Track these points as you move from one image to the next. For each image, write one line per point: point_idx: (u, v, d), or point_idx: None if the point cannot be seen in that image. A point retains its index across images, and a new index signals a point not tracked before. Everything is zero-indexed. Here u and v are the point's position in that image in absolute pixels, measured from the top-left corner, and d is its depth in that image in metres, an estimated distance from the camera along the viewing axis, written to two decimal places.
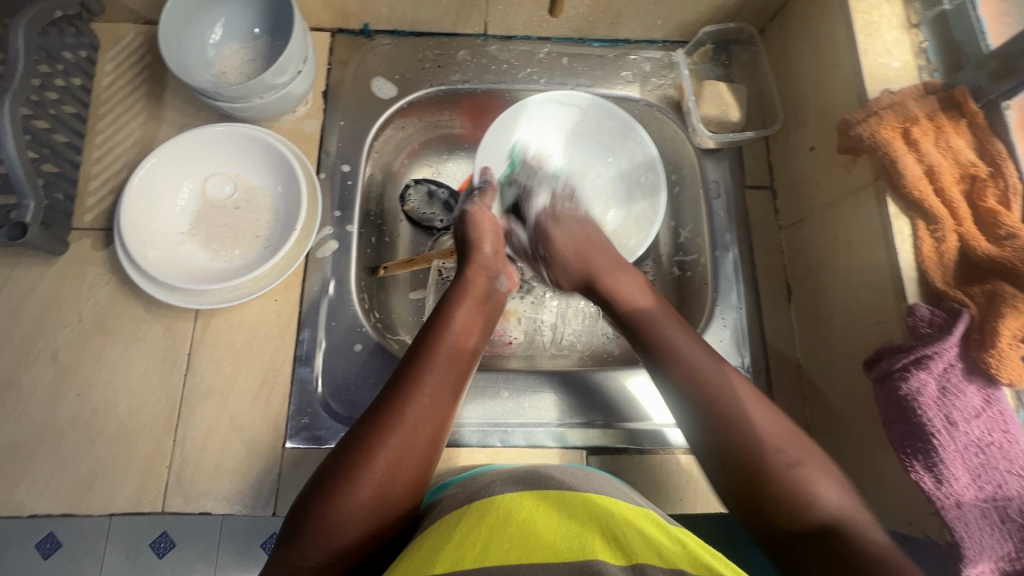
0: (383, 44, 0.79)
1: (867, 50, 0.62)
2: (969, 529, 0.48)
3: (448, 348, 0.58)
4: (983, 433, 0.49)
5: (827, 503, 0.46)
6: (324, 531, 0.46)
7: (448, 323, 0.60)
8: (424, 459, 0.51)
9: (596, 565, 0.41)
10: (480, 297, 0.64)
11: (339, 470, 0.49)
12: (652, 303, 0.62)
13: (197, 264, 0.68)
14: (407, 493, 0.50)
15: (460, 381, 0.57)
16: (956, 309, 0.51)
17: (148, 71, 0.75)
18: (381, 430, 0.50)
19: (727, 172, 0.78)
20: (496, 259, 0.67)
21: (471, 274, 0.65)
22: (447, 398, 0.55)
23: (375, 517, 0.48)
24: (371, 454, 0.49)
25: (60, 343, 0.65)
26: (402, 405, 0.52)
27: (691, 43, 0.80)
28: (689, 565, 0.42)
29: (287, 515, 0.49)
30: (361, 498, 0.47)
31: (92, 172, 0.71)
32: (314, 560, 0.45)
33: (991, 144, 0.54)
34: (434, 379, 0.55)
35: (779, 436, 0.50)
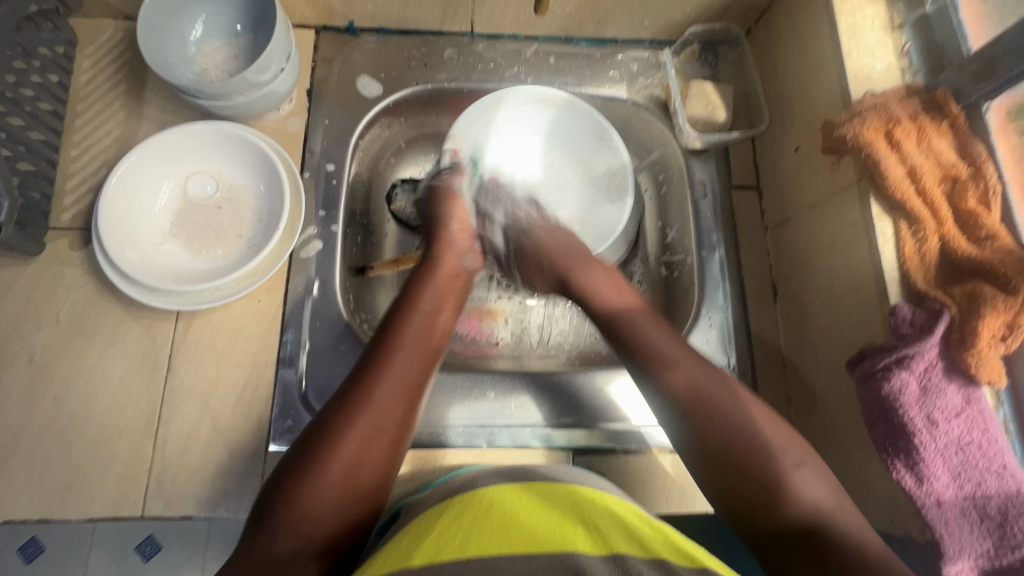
0: (368, 42, 0.78)
1: (850, 52, 0.62)
2: (949, 527, 0.49)
3: (418, 328, 0.57)
4: (962, 432, 0.50)
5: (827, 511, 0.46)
6: (292, 519, 0.45)
7: (418, 302, 0.60)
8: (394, 443, 0.51)
9: (576, 561, 0.42)
10: (447, 276, 0.63)
11: (308, 455, 0.48)
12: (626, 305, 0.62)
13: (177, 264, 0.67)
14: (379, 474, 0.49)
15: (429, 363, 0.57)
16: (937, 309, 0.51)
17: (127, 67, 0.74)
18: (349, 409, 0.50)
19: (714, 173, 0.78)
20: (466, 236, 0.67)
21: (443, 253, 0.65)
22: (418, 375, 0.55)
23: (345, 500, 0.47)
24: (341, 435, 0.49)
25: (37, 345, 0.64)
26: (371, 385, 0.52)
27: (677, 43, 0.80)
28: (670, 552, 0.43)
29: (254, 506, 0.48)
30: (330, 484, 0.47)
31: (70, 170, 0.69)
32: (281, 549, 0.44)
33: (971, 146, 0.55)
34: (403, 361, 0.54)
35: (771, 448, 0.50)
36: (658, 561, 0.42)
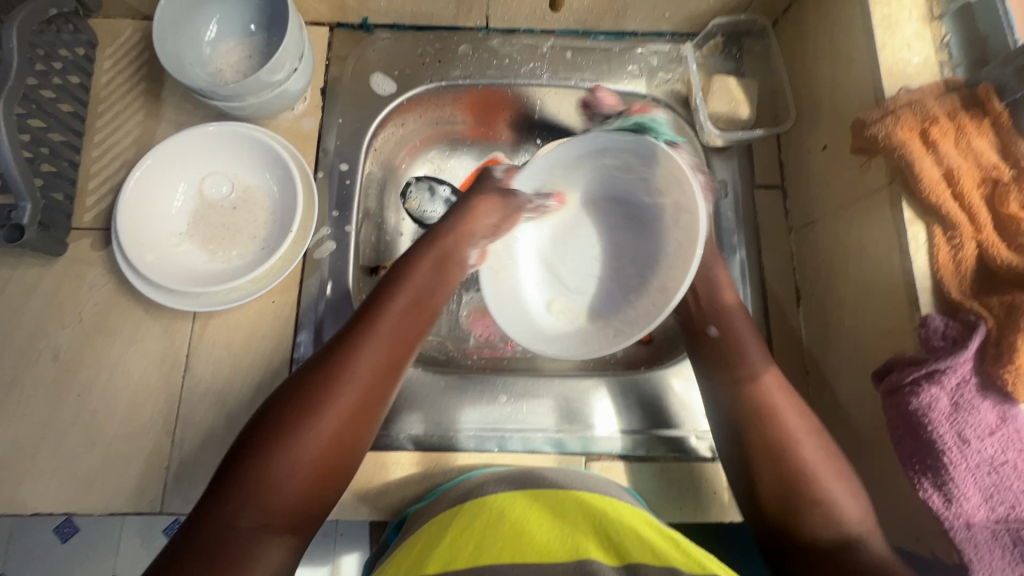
0: (382, 38, 0.77)
1: (885, 45, 0.58)
2: (979, 551, 0.46)
3: (401, 308, 0.57)
4: (996, 452, 0.47)
5: (849, 521, 0.50)
6: (259, 491, 0.46)
7: (406, 280, 0.58)
8: (367, 418, 0.52)
9: (590, 566, 0.42)
10: (444, 257, 0.61)
11: (279, 425, 0.48)
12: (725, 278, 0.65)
13: (195, 265, 0.67)
14: (349, 448, 0.51)
15: (412, 338, 0.57)
16: (972, 321, 0.48)
17: (146, 67, 0.74)
18: (325, 386, 0.50)
19: (736, 171, 0.75)
20: (489, 228, 0.64)
21: (451, 232, 0.62)
22: (397, 357, 0.55)
23: (311, 480, 0.48)
24: (317, 414, 0.49)
25: (61, 343, 0.66)
26: (347, 363, 0.52)
27: (700, 35, 0.77)
28: (682, 560, 0.42)
29: (216, 474, 0.48)
30: (300, 457, 0.48)
31: (91, 171, 0.70)
32: (247, 519, 0.45)
33: (1015, 145, 0.51)
34: (383, 339, 0.54)
35: (789, 426, 0.55)
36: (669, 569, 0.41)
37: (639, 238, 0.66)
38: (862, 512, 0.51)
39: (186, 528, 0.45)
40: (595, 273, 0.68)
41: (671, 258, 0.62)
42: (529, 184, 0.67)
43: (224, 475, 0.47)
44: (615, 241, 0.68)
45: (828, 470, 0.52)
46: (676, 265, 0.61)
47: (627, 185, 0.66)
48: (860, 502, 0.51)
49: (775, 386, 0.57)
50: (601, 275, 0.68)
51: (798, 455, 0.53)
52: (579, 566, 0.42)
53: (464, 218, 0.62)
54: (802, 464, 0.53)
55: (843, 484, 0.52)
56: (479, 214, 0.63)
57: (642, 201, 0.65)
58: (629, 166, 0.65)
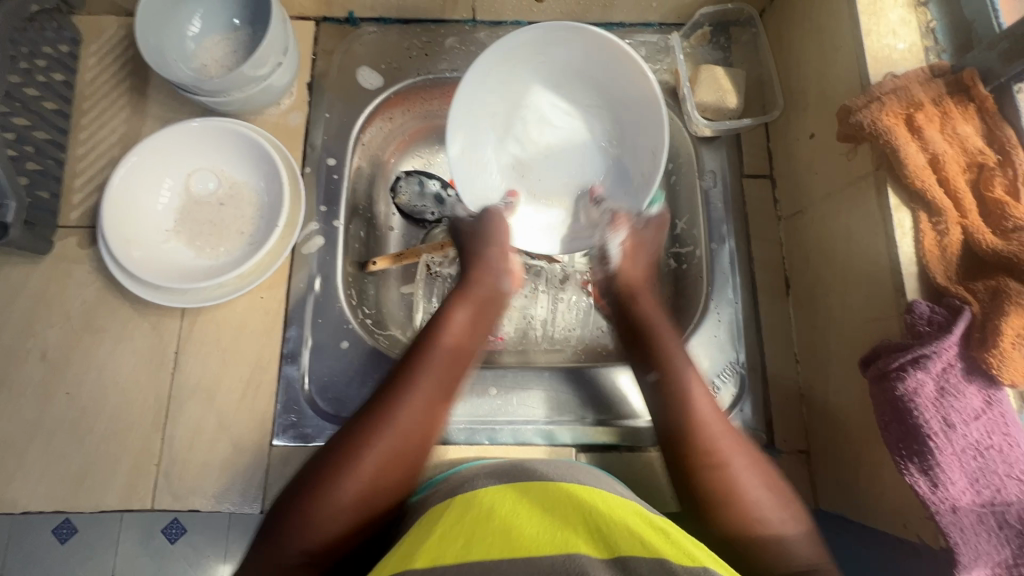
0: (369, 32, 0.77)
1: (870, 31, 0.58)
2: (965, 535, 0.46)
3: (447, 349, 0.58)
4: (981, 436, 0.47)
5: (802, 555, 0.48)
6: (303, 531, 0.47)
7: (449, 325, 0.60)
8: (413, 463, 0.52)
9: (579, 560, 0.40)
10: (483, 299, 0.64)
11: (327, 467, 0.50)
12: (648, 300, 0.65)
13: (182, 262, 0.67)
14: (396, 491, 0.51)
15: (456, 381, 0.57)
16: (957, 306, 0.48)
17: (131, 63, 0.74)
18: (371, 434, 0.51)
19: (725, 161, 0.75)
20: (504, 257, 0.66)
21: (479, 271, 0.64)
22: (440, 399, 0.55)
23: (354, 519, 0.48)
24: (359, 459, 0.50)
25: (49, 342, 0.66)
26: (393, 405, 0.53)
27: (688, 25, 0.77)
28: (673, 553, 0.40)
29: (267, 513, 0.50)
30: (346, 497, 0.48)
31: (77, 169, 0.70)
32: (293, 558, 0.46)
33: (1000, 130, 0.52)
34: (431, 381, 0.55)
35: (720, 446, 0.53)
36: (660, 562, 0.40)
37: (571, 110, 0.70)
38: (805, 542, 0.49)
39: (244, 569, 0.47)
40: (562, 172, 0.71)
41: (602, 69, 0.67)
42: (456, 158, 0.66)
43: (278, 512, 0.49)
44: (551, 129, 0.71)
45: (764, 495, 0.51)
46: (636, 99, 0.67)
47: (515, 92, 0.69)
48: (791, 513, 0.51)
49: (707, 407, 0.55)
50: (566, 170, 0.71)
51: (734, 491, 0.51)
52: (568, 560, 0.40)
53: (481, 257, 0.64)
54: (740, 499, 0.50)
55: (774, 500, 0.51)
56: (493, 246, 0.65)
57: (541, 96, 0.70)
58: (514, 72, 0.68)
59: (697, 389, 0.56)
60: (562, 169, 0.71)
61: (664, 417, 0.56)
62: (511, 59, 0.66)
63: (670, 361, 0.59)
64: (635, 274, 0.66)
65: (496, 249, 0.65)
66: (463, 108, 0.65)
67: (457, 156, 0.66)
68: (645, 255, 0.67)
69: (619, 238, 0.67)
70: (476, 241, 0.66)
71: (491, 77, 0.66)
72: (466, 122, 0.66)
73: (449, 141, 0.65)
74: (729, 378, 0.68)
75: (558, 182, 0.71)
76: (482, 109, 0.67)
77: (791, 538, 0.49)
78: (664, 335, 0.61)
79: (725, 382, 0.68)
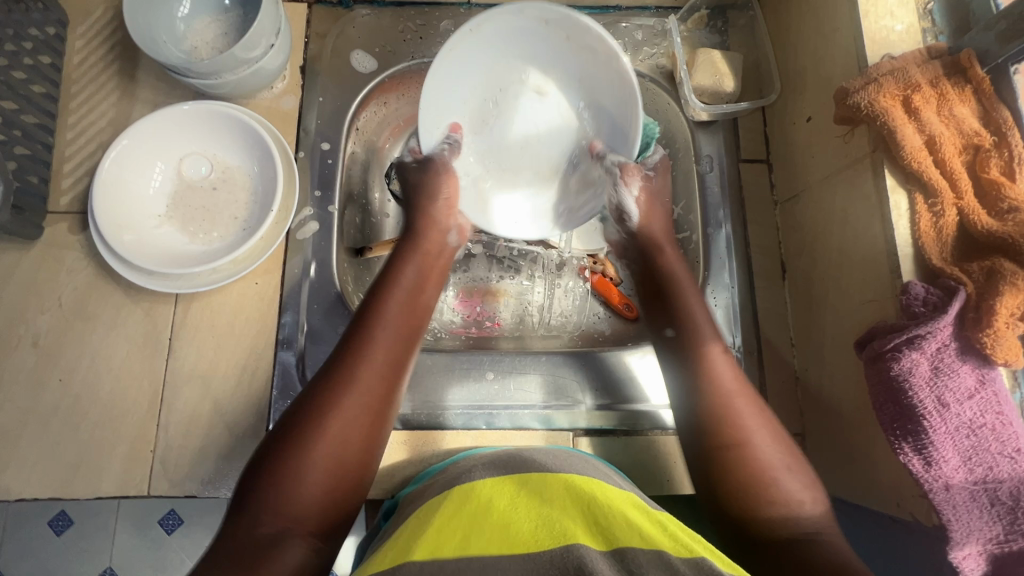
0: (362, 15, 0.76)
1: (868, 13, 0.58)
2: (957, 512, 0.47)
3: (401, 300, 0.58)
4: (975, 415, 0.48)
5: (808, 515, 0.49)
6: (276, 500, 0.45)
7: (399, 278, 0.59)
8: (377, 415, 0.51)
9: (578, 550, 0.40)
10: (433, 252, 0.63)
11: (292, 431, 0.49)
12: (673, 257, 0.65)
13: (174, 248, 0.66)
14: (365, 449, 0.50)
15: (413, 334, 0.57)
16: (952, 287, 0.48)
17: (119, 46, 0.72)
18: (331, 391, 0.50)
19: (722, 146, 0.75)
20: (452, 209, 0.65)
21: (427, 227, 0.64)
22: (399, 355, 0.55)
23: (327, 482, 0.47)
24: (324, 417, 0.49)
25: (41, 329, 0.65)
26: (354, 360, 0.52)
27: (684, 9, 0.76)
28: (672, 546, 0.41)
29: (237, 488, 0.48)
30: (314, 459, 0.47)
31: (66, 154, 0.69)
32: (267, 527, 0.44)
33: (997, 112, 0.51)
34: (388, 336, 0.55)
35: (740, 408, 0.53)
36: (658, 554, 0.40)
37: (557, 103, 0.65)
38: (820, 511, 0.49)
39: (212, 546, 0.44)
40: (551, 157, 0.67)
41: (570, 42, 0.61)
42: (432, 141, 0.63)
43: (247, 486, 0.47)
44: (536, 122, 0.66)
45: (784, 461, 0.51)
46: (617, 98, 0.62)
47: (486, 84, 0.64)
48: (817, 494, 0.50)
49: (728, 372, 0.56)
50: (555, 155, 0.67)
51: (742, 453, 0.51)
52: (567, 552, 0.40)
53: (427, 212, 0.64)
54: (755, 458, 0.51)
55: (792, 464, 0.51)
56: (439, 198, 0.64)
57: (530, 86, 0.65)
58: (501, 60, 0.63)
59: (720, 363, 0.57)
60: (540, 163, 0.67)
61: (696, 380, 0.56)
62: (491, 42, 0.61)
63: (696, 320, 0.59)
64: (659, 232, 0.66)
65: (443, 202, 0.64)
66: (432, 111, 0.62)
67: (439, 162, 0.64)
68: (663, 218, 0.67)
69: (634, 194, 0.63)
70: (426, 190, 0.64)
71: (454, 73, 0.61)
72: (440, 124, 0.63)
73: (424, 143, 0.63)
74: None
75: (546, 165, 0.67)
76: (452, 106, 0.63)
77: (805, 509, 0.49)
78: (688, 298, 0.61)
79: None
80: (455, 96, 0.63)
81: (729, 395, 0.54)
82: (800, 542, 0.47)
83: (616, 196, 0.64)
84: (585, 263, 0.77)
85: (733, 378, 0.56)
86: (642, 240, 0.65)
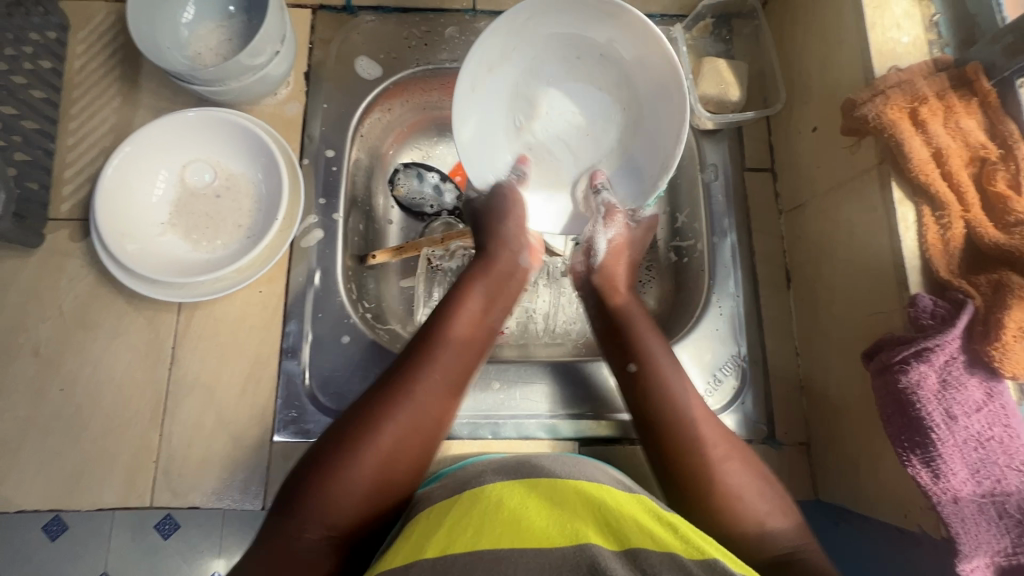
0: (367, 21, 0.75)
1: (874, 24, 0.58)
2: (965, 524, 0.47)
3: (462, 323, 0.59)
4: (982, 428, 0.48)
5: (787, 537, 0.48)
6: (325, 508, 0.46)
7: (462, 303, 0.60)
8: (430, 439, 0.52)
9: (589, 550, 0.40)
10: (501, 276, 0.63)
11: (344, 442, 0.49)
12: (627, 293, 0.65)
13: (177, 256, 0.66)
14: (414, 470, 0.51)
15: (474, 360, 0.58)
16: (960, 300, 0.49)
17: (121, 51, 0.72)
18: (385, 408, 0.51)
19: (726, 155, 0.75)
20: (522, 231, 0.65)
21: (498, 248, 0.64)
22: (456, 379, 0.55)
23: (374, 497, 0.48)
24: (377, 431, 0.49)
25: (41, 337, 0.64)
26: (413, 380, 0.53)
27: (689, 17, 0.76)
28: (683, 548, 0.41)
29: (281, 491, 0.48)
30: (366, 472, 0.48)
31: (67, 159, 0.68)
32: (313, 534, 0.45)
33: (1003, 124, 0.51)
34: (446, 361, 0.55)
35: (701, 432, 0.54)
36: (671, 556, 0.40)
37: (583, 84, 0.67)
38: (794, 529, 0.49)
39: (254, 548, 0.45)
40: (586, 155, 0.68)
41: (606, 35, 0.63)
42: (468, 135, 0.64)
43: (291, 491, 0.47)
44: (564, 104, 0.68)
45: (756, 486, 0.51)
46: (658, 79, 0.63)
47: (522, 73, 0.65)
48: (779, 511, 0.50)
49: (694, 399, 0.56)
50: (592, 154, 0.68)
51: (716, 477, 0.51)
52: (579, 549, 0.40)
53: (497, 234, 0.64)
54: (723, 485, 0.51)
55: (762, 488, 0.51)
56: (508, 220, 0.64)
57: (564, 76, 0.66)
58: (537, 42, 0.64)
59: (676, 381, 0.57)
60: (568, 142, 0.68)
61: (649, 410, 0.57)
62: (528, 36, 0.63)
63: (654, 354, 0.59)
64: (621, 268, 0.66)
65: (513, 225, 0.64)
66: (464, 103, 0.62)
67: (467, 146, 0.64)
68: (634, 249, 0.67)
69: (610, 232, 0.65)
70: (496, 212, 0.65)
71: (494, 55, 0.63)
72: (474, 110, 0.64)
73: (458, 131, 0.62)
74: (730, 371, 0.69)
75: (579, 162, 0.68)
76: (488, 96, 0.65)
77: (781, 529, 0.49)
78: (641, 333, 0.61)
79: (727, 375, 0.68)
80: (493, 85, 0.64)
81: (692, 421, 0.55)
82: (783, 560, 0.46)
83: (591, 232, 0.65)
84: None
85: (698, 404, 0.56)
86: (599, 280, 0.65)
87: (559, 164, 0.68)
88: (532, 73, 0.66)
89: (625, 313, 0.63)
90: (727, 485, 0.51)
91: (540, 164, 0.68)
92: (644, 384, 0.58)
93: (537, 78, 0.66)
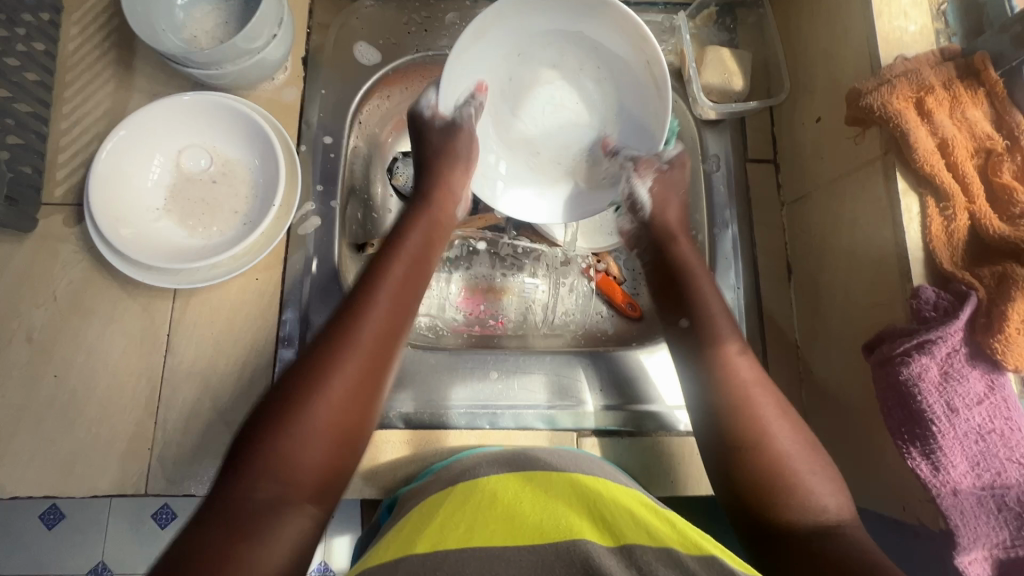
0: (365, 6, 0.74)
1: (881, 13, 0.57)
2: (965, 517, 0.47)
3: (409, 263, 0.56)
4: (983, 421, 0.48)
5: (828, 513, 0.48)
6: (275, 465, 0.43)
7: (406, 243, 0.58)
8: (378, 378, 0.49)
9: (584, 546, 0.39)
10: (441, 221, 0.62)
11: (289, 391, 0.46)
12: (686, 251, 0.63)
13: (173, 242, 0.65)
14: (363, 410, 0.48)
15: (417, 294, 0.55)
16: (963, 291, 0.48)
17: (116, 34, 0.70)
18: (329, 352, 0.48)
19: (729, 146, 0.74)
20: (465, 182, 0.65)
21: (438, 197, 0.63)
22: (399, 313, 0.52)
23: (327, 447, 0.45)
24: (322, 377, 0.46)
25: (35, 323, 0.63)
26: (355, 321, 0.50)
27: (693, 5, 0.75)
28: (678, 542, 0.40)
29: (228, 455, 0.45)
30: (316, 420, 0.45)
31: (60, 144, 0.67)
32: (264, 492, 0.42)
33: (1009, 115, 0.51)
34: (388, 296, 0.52)
35: (758, 397, 0.52)
36: (666, 551, 0.39)
37: (573, 74, 0.67)
38: (841, 505, 0.48)
39: (202, 514, 0.41)
40: (567, 148, 0.68)
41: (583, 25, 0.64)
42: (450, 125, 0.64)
43: (238, 452, 0.44)
44: (554, 100, 0.67)
45: (805, 460, 0.50)
46: (637, 76, 0.65)
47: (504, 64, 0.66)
48: (841, 500, 0.49)
49: (749, 368, 0.54)
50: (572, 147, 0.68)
51: (770, 446, 0.50)
52: (573, 546, 0.40)
53: (441, 183, 0.63)
54: (776, 452, 0.50)
55: (816, 463, 0.50)
56: (453, 172, 0.64)
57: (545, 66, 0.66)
58: (518, 43, 0.65)
59: (743, 367, 0.54)
60: (558, 147, 0.68)
61: (705, 380, 0.55)
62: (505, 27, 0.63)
63: (710, 312, 0.58)
64: (674, 223, 0.65)
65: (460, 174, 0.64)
66: (446, 101, 0.63)
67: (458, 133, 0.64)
68: (677, 209, 0.65)
69: (647, 185, 0.65)
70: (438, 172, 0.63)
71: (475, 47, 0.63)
72: (459, 101, 0.64)
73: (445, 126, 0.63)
74: None
75: (560, 158, 0.68)
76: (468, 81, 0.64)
77: (829, 509, 0.48)
78: (702, 291, 0.59)
79: None
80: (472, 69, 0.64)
81: (750, 387, 0.53)
82: (817, 538, 0.46)
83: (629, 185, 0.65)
84: (589, 262, 0.76)
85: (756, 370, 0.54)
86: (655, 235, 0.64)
87: (540, 158, 0.68)
88: (510, 63, 0.66)
89: (684, 268, 0.61)
90: (784, 452, 0.50)
91: (519, 162, 0.68)
92: (709, 347, 0.56)
93: (516, 68, 0.66)
